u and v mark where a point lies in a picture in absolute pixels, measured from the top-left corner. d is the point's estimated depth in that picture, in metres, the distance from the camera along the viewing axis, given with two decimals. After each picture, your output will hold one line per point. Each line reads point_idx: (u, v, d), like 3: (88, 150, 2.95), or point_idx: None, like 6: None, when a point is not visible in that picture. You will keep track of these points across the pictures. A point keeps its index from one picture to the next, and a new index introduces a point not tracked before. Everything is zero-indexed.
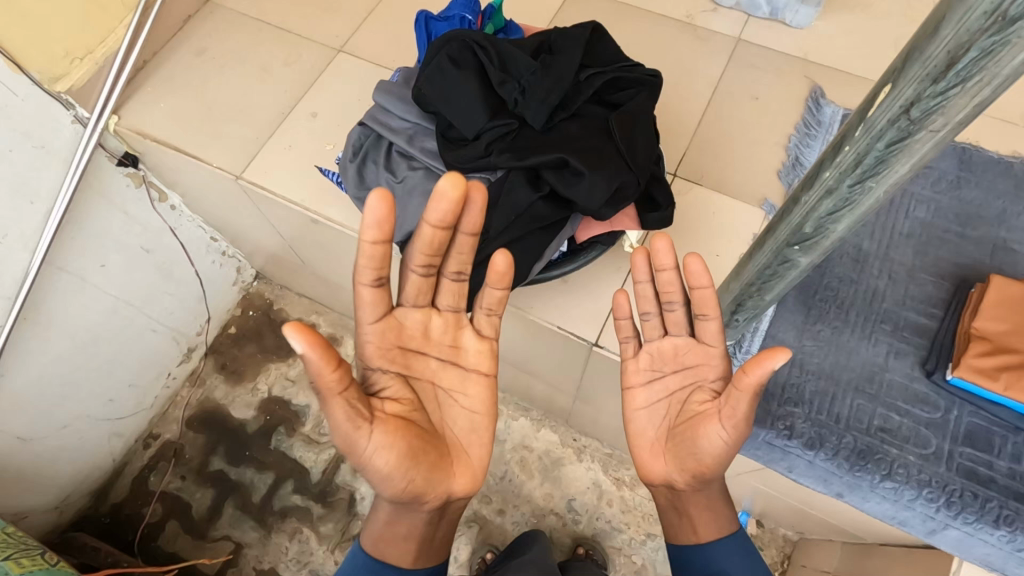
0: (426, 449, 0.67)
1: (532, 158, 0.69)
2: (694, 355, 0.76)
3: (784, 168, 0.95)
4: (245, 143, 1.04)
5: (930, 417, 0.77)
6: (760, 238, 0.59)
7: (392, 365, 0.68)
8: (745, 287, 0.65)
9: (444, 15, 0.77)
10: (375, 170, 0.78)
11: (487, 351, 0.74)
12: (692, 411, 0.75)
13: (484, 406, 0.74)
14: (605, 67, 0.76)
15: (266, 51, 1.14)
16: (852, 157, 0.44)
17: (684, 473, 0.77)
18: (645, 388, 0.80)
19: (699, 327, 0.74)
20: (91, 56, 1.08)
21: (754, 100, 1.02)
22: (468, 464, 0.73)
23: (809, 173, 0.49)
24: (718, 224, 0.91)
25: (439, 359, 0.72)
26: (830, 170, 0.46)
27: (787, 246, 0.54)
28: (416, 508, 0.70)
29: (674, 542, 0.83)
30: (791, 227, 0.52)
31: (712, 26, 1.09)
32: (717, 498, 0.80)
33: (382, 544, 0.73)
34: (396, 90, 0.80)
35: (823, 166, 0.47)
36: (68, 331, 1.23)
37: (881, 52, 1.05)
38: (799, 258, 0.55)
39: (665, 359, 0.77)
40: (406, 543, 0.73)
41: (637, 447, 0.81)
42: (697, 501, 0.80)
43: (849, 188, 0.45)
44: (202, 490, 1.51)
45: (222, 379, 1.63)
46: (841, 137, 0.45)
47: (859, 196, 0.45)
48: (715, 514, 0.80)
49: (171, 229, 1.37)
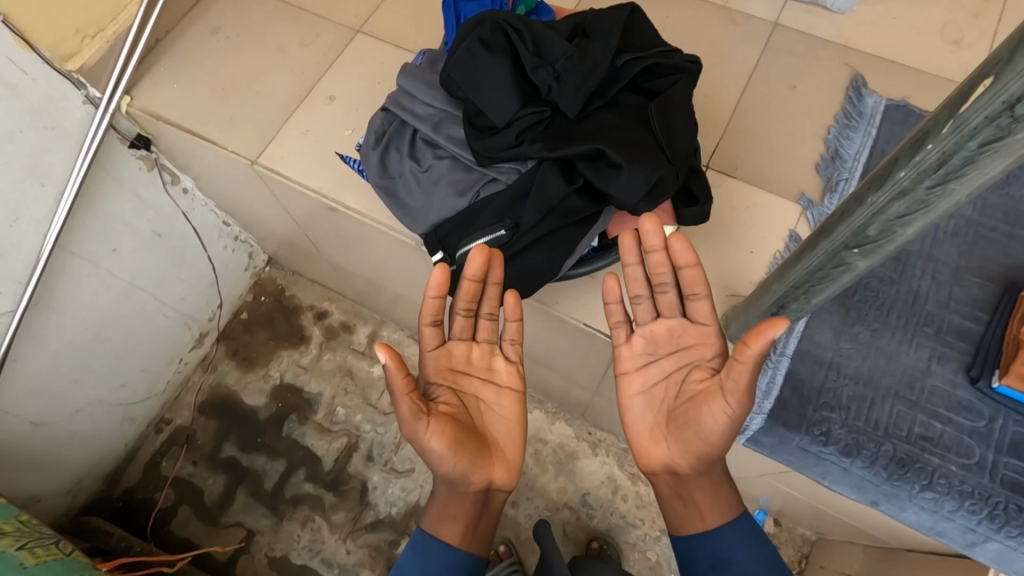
0: (472, 442, 0.76)
1: (566, 149, 0.66)
2: (689, 336, 0.74)
3: (823, 161, 0.91)
4: (261, 127, 1.01)
5: (974, 425, 0.74)
6: (812, 239, 0.59)
7: (444, 382, 0.80)
8: (788, 290, 0.64)
9: None
10: (399, 159, 0.75)
11: (518, 371, 0.83)
12: (694, 391, 0.73)
13: (517, 416, 0.82)
14: (643, 52, 0.72)
15: (282, 31, 1.09)
16: (936, 156, 0.42)
17: (688, 457, 0.73)
18: (642, 372, 0.77)
19: (693, 306, 0.72)
20: (102, 34, 1.04)
21: (791, 89, 0.97)
22: (504, 459, 0.80)
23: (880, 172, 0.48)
24: (753, 219, 0.87)
25: (479, 378, 0.82)
26: (907, 169, 0.45)
27: (846, 248, 0.54)
28: (463, 493, 0.76)
29: (677, 535, 0.76)
30: (855, 229, 0.52)
31: (748, 10, 1.04)
32: (721, 481, 0.75)
33: (436, 529, 0.77)
34: (421, 74, 0.76)
35: (897, 165, 0.46)
36: (80, 316, 1.21)
37: (926, 39, 1.00)
38: (856, 260, 0.55)
39: (660, 341, 0.75)
40: (453, 528, 0.77)
41: (635, 436, 0.78)
42: (700, 486, 0.75)
43: (929, 189, 0.44)
44: (214, 476, 1.50)
45: (234, 365, 1.61)
46: (922, 134, 0.44)
47: (938, 197, 0.45)
48: (719, 499, 0.75)
49: (184, 214, 1.33)
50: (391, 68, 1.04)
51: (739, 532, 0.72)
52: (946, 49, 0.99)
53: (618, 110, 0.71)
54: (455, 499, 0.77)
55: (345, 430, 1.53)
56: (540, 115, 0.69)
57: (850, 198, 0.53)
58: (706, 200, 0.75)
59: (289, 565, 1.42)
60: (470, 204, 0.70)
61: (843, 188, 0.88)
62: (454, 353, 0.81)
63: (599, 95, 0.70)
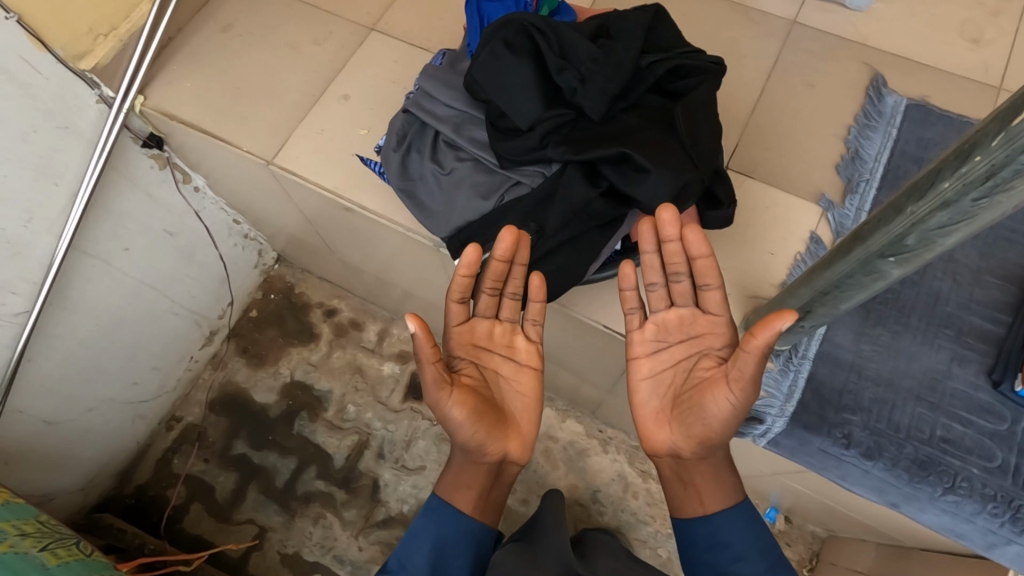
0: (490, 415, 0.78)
1: (592, 151, 0.66)
2: (700, 325, 0.74)
3: (843, 162, 0.90)
4: (275, 126, 1.00)
5: (995, 428, 0.74)
6: (842, 244, 0.59)
7: (466, 356, 0.81)
8: (816, 294, 0.64)
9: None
10: (420, 161, 0.75)
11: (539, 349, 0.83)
12: (699, 377, 0.73)
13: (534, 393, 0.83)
14: (667, 53, 0.71)
15: (294, 28, 1.08)
16: (982, 169, 0.42)
17: (689, 442, 0.74)
18: (652, 358, 0.77)
19: (705, 295, 0.72)
20: (114, 32, 1.02)
21: (809, 88, 0.96)
22: (519, 433, 0.81)
23: (919, 182, 0.47)
24: (773, 220, 0.87)
25: (500, 354, 0.83)
26: (950, 181, 0.45)
27: (881, 255, 0.54)
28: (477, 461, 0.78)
29: (677, 517, 0.78)
30: (891, 237, 0.52)
31: (765, 8, 1.03)
32: (724, 464, 0.75)
33: (453, 496, 0.79)
34: (442, 75, 0.75)
35: (939, 175, 0.46)
36: (93, 314, 1.20)
37: (945, 37, 0.99)
38: (890, 267, 0.55)
39: (671, 328, 0.75)
40: (467, 496, 0.79)
41: (640, 419, 0.79)
42: (701, 470, 0.75)
43: (974, 200, 0.44)
44: (226, 474, 1.51)
45: (244, 362, 1.61)
46: (966, 145, 0.44)
47: (982, 207, 0.45)
48: (719, 485, 0.75)
49: (195, 212, 1.33)
50: (405, 67, 1.03)
51: (738, 520, 0.73)
52: (965, 47, 0.98)
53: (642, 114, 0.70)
54: (470, 469, 0.79)
55: (356, 427, 1.54)
56: (564, 118, 0.68)
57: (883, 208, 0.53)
58: (730, 201, 0.75)
59: (302, 562, 1.43)
60: (494, 206, 0.70)
61: (863, 189, 0.88)
62: (476, 329, 0.81)
63: (622, 99, 0.70)
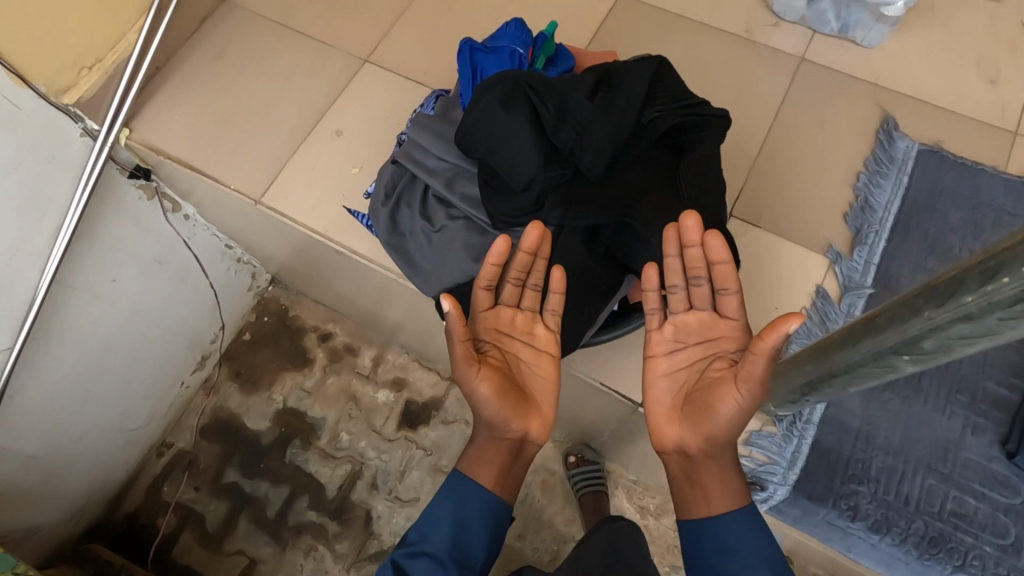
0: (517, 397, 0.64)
1: (590, 220, 0.63)
2: (718, 328, 0.68)
3: (852, 211, 0.86)
4: (266, 163, 0.97)
5: (1010, 502, 0.72)
6: (849, 332, 0.56)
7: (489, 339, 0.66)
8: (821, 374, 0.61)
9: (494, 47, 0.70)
10: (410, 215, 0.71)
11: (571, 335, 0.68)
12: (713, 377, 0.67)
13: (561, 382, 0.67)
14: (673, 105, 0.67)
15: (286, 57, 1.04)
16: (1011, 288, 0.41)
17: (698, 437, 0.67)
18: (668, 357, 0.71)
19: (722, 299, 0.67)
20: (100, 64, 0.99)
21: (820, 130, 0.92)
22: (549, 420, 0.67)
23: (942, 288, 0.46)
24: (779, 273, 0.84)
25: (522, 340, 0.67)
26: (974, 294, 0.43)
27: (894, 352, 0.52)
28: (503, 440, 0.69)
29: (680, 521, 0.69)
30: (907, 337, 0.50)
31: (775, 43, 0.99)
32: (731, 469, 0.68)
33: (474, 471, 0.70)
34: (434, 126, 0.72)
35: (962, 286, 0.44)
36: (80, 344, 1.16)
37: (962, 76, 0.95)
38: (903, 363, 0.53)
39: (690, 329, 0.69)
40: (488, 472, 0.70)
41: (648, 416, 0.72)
42: (711, 471, 0.67)
43: (1001, 315, 0.42)
44: (217, 502, 1.48)
45: (237, 387, 1.58)
46: (993, 258, 0.42)
47: (1009, 324, 0.43)
48: (727, 486, 0.67)
49: (185, 240, 1.29)
50: (400, 101, 1.00)
51: (745, 526, 0.64)
52: (982, 87, 0.94)
53: (646, 170, 0.67)
54: (488, 447, 0.70)
55: (350, 456, 1.51)
56: (563, 177, 0.65)
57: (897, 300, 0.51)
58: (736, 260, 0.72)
59: None
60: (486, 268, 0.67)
61: (872, 241, 0.84)
62: (498, 306, 0.66)
63: (626, 153, 0.66)
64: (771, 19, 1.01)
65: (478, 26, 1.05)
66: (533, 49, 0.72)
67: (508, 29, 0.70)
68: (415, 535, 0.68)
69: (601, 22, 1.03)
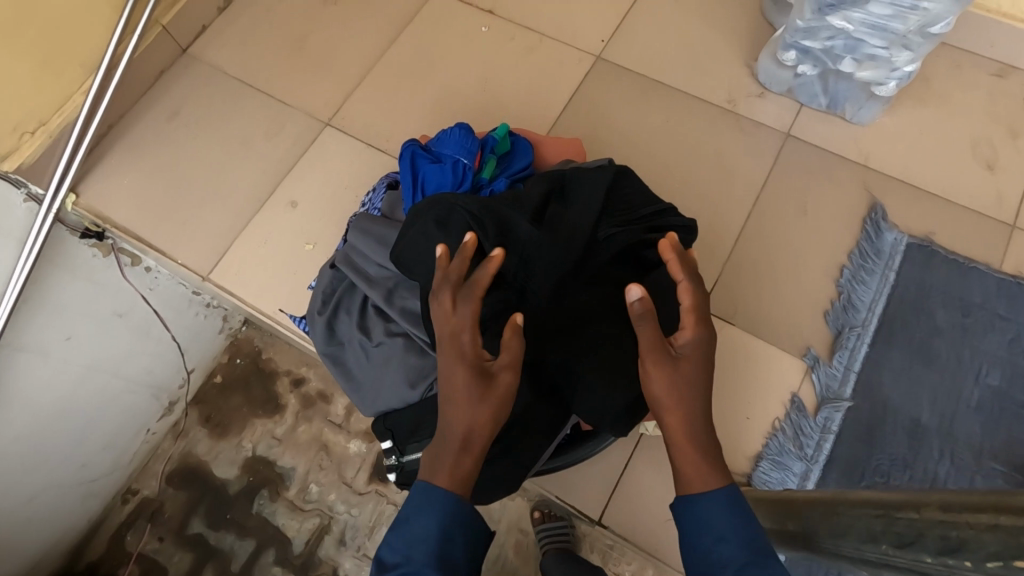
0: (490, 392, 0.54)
1: (535, 356, 0.60)
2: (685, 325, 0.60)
3: (834, 309, 0.81)
4: (217, 235, 0.92)
5: None
6: (855, 499, 0.54)
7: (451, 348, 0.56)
8: (812, 524, 0.58)
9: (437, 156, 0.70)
10: (348, 324, 0.67)
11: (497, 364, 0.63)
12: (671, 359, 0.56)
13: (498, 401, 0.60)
14: (628, 227, 0.63)
15: (244, 119, 0.99)
16: (1003, 546, 0.38)
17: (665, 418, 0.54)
18: None
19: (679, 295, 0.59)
20: (44, 128, 0.94)
21: (803, 216, 0.87)
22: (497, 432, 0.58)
23: (948, 510, 0.43)
24: (753, 378, 0.78)
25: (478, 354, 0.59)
26: (966, 532, 0.41)
27: (874, 540, 0.49)
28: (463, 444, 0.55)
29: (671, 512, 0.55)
30: (890, 532, 0.47)
31: (758, 116, 0.93)
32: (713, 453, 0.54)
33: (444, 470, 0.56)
34: (376, 230, 0.68)
35: (961, 519, 0.42)
36: (30, 406, 1.11)
37: (957, 160, 0.89)
38: (873, 558, 0.49)
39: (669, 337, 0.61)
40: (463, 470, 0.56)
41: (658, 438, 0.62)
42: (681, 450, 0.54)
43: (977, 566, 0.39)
44: (181, 553, 1.44)
45: (205, 433, 1.53)
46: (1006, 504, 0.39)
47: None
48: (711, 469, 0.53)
49: (145, 293, 1.27)
50: (360, 170, 0.95)
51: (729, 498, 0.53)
52: (979, 173, 0.88)
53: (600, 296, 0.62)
54: (441, 445, 0.54)
55: (318, 509, 1.46)
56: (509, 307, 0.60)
57: (868, 500, 0.52)
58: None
59: None
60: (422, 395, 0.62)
61: (854, 344, 0.79)
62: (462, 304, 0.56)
63: (577, 277, 0.62)
64: (756, 89, 0.95)
65: (447, 89, 0.99)
66: (481, 151, 0.72)
67: (452, 134, 0.71)
68: (389, 553, 0.52)
69: (575, 88, 0.98)
